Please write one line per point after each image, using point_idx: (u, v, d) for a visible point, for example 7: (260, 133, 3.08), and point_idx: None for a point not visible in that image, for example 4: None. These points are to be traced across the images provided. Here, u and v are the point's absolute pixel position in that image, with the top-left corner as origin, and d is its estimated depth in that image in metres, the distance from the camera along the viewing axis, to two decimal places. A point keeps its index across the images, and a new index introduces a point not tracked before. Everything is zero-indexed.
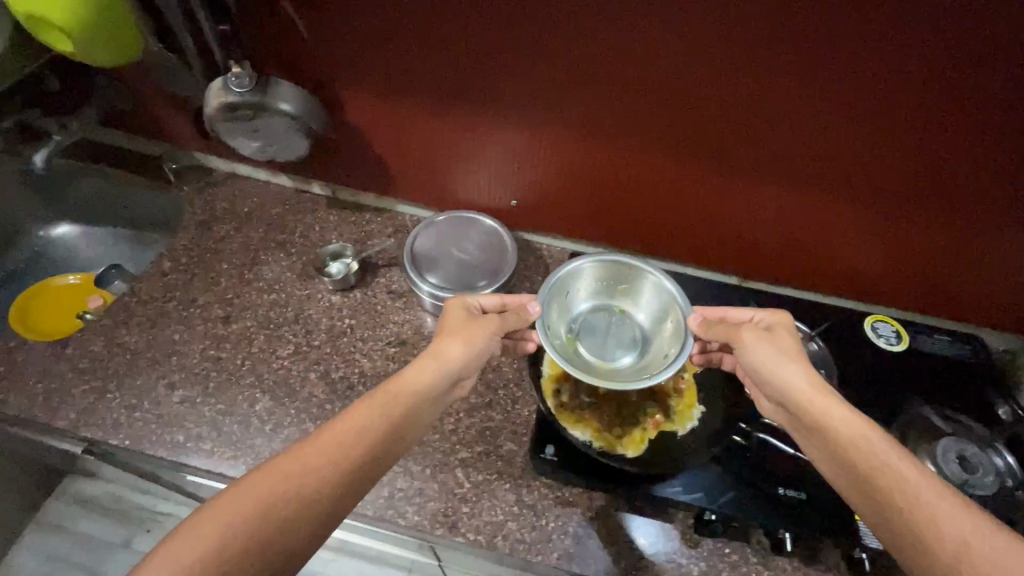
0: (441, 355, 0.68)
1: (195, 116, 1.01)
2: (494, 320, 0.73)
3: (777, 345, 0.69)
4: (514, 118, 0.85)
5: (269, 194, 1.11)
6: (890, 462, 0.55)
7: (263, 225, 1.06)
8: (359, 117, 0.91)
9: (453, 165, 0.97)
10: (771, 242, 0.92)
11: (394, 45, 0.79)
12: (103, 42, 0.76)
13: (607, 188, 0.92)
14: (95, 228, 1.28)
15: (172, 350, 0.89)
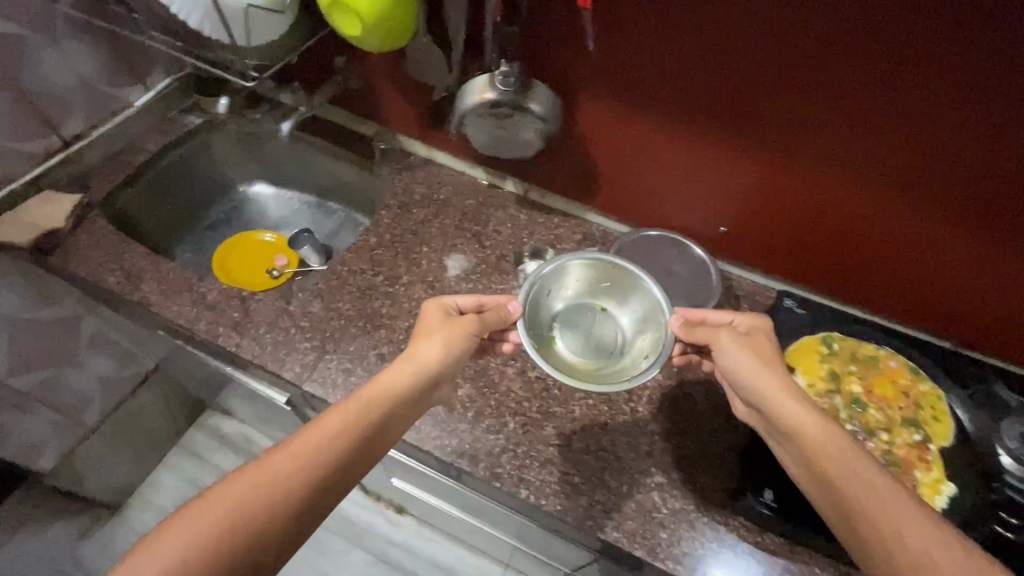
0: (426, 357, 0.74)
1: (419, 102, 1.05)
2: (469, 321, 0.77)
3: (753, 348, 0.74)
4: (754, 146, 0.81)
5: (462, 184, 1.15)
6: (884, 495, 0.59)
7: (458, 214, 1.10)
8: (590, 125, 0.91)
9: (664, 182, 0.95)
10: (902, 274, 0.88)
11: (654, 59, 0.77)
12: (384, 24, 0.80)
13: (743, 200, 0.91)
14: (288, 191, 1.38)
15: (380, 322, 0.94)
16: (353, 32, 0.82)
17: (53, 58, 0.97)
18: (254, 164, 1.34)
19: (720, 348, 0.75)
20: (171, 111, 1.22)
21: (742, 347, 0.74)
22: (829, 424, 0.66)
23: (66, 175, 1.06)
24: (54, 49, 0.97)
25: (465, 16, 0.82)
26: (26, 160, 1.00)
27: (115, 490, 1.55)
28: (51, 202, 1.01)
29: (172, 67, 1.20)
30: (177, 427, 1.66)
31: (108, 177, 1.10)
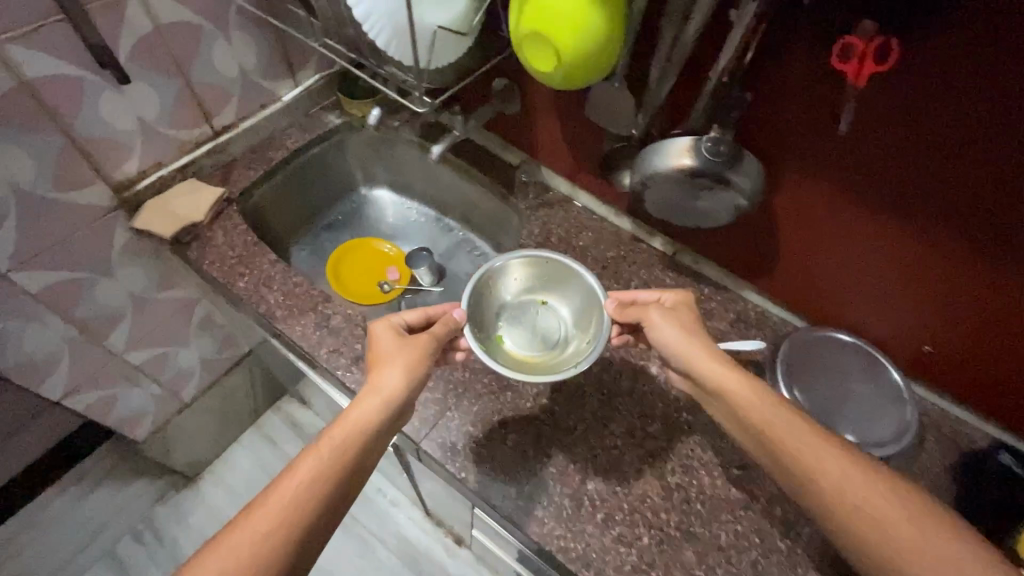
0: (386, 389, 0.73)
1: (581, 142, 0.95)
2: (423, 342, 0.78)
3: (680, 320, 0.78)
4: (1008, 278, 0.65)
5: (604, 233, 1.04)
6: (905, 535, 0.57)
7: (598, 267, 1.00)
8: (788, 207, 0.77)
9: (853, 280, 0.80)
10: None
11: (907, 159, 0.62)
12: (577, 65, 0.70)
13: (903, 293, 0.76)
14: (409, 201, 1.34)
15: (507, 384, 0.86)
16: (547, 71, 0.72)
17: (221, 49, 0.95)
18: (382, 170, 1.30)
19: (700, 351, 0.74)
20: (314, 108, 1.19)
21: (701, 339, 0.76)
22: (786, 411, 0.67)
23: (211, 165, 1.05)
24: (225, 41, 0.95)
25: (675, 71, 0.69)
26: (179, 147, 1.00)
27: (194, 461, 1.58)
28: (196, 193, 1.00)
29: (322, 65, 1.17)
30: (257, 409, 1.68)
31: (248, 171, 1.08)
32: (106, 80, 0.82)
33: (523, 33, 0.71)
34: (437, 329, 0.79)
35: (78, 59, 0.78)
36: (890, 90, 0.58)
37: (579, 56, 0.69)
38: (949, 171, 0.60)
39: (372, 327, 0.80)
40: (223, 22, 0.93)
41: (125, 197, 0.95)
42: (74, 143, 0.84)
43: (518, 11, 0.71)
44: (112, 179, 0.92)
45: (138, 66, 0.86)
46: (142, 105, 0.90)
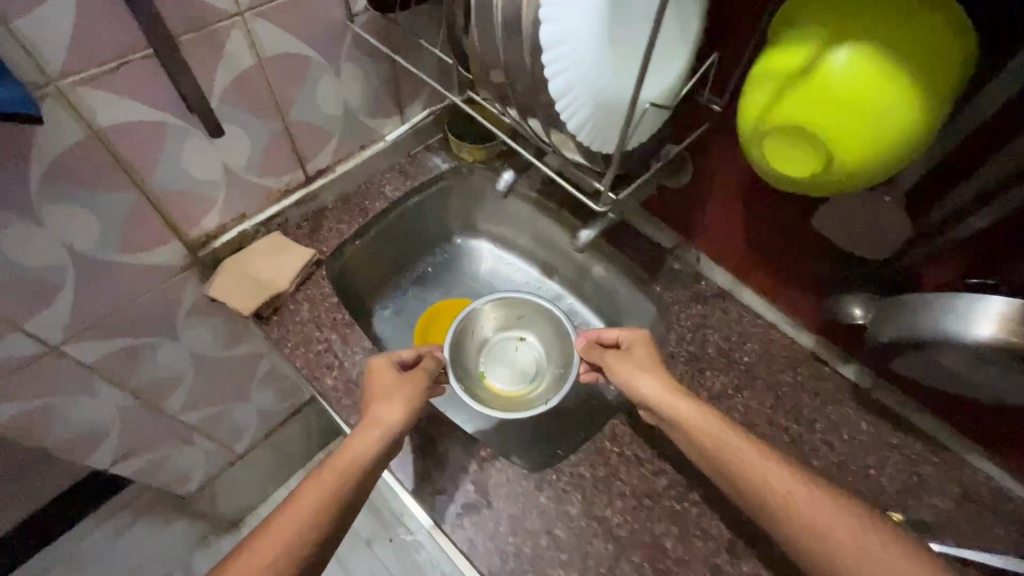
0: (382, 420, 0.64)
1: (772, 238, 0.73)
2: (418, 376, 0.70)
3: (636, 360, 0.69)
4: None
5: (774, 347, 0.82)
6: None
7: (771, 396, 0.77)
8: None
9: None
10: None
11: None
12: (839, 173, 0.48)
13: None
14: (510, 258, 1.14)
15: (662, 566, 0.64)
16: (803, 174, 0.50)
17: (327, 83, 0.78)
18: (484, 221, 1.11)
19: (628, 379, 0.68)
20: (417, 148, 1.00)
21: (635, 365, 0.68)
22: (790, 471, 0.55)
23: (298, 215, 0.88)
24: (332, 73, 0.77)
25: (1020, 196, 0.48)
26: (265, 196, 0.83)
27: (235, 510, 1.44)
28: (280, 253, 0.82)
29: (433, 99, 0.98)
30: (306, 457, 1.52)
31: (339, 224, 0.91)
32: (192, 124, 0.65)
33: (778, 121, 0.48)
34: (426, 364, 0.73)
35: (162, 98, 0.61)
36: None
37: (872, 164, 0.46)
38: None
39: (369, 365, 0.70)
40: (334, 51, 0.75)
41: (200, 255, 0.79)
42: (148, 199, 0.68)
43: (774, 89, 0.48)
44: (187, 236, 0.76)
45: (230, 106, 0.68)
46: (229, 151, 0.73)
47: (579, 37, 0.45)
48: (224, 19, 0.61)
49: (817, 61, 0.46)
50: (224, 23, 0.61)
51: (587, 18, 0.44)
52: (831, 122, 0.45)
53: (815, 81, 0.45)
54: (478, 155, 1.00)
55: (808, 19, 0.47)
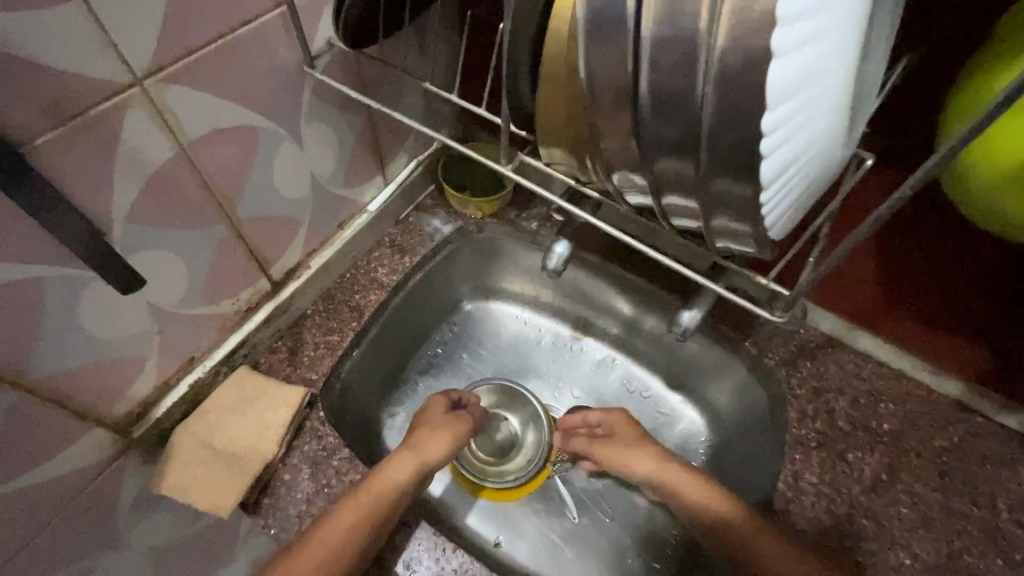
0: (423, 451, 0.59)
1: None
2: (469, 411, 0.65)
3: (623, 441, 0.71)
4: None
5: (915, 402, 0.65)
6: None
7: (935, 474, 0.60)
8: None
9: None
10: None
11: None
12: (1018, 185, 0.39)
13: None
14: (537, 318, 0.90)
15: None
16: None
17: (286, 158, 0.54)
18: (499, 281, 0.88)
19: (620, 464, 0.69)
20: (406, 211, 0.77)
21: (609, 456, 0.70)
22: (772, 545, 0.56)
23: (269, 336, 0.64)
24: (290, 143, 0.53)
25: None
26: (219, 326, 0.58)
27: None
28: (253, 403, 0.58)
29: (416, 145, 0.75)
30: None
31: (326, 334, 0.67)
32: (84, 269, 0.41)
33: None
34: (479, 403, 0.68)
35: (20, 243, 0.36)
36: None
37: None
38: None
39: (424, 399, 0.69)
40: (291, 112, 0.51)
41: (137, 435, 0.54)
42: (37, 395, 0.43)
43: None
44: (111, 416, 0.51)
45: (145, 225, 0.44)
46: (157, 288, 0.48)
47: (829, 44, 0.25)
48: (110, 98, 0.37)
49: None
50: (111, 104, 0.37)
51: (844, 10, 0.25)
52: None
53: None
54: (487, 209, 0.77)
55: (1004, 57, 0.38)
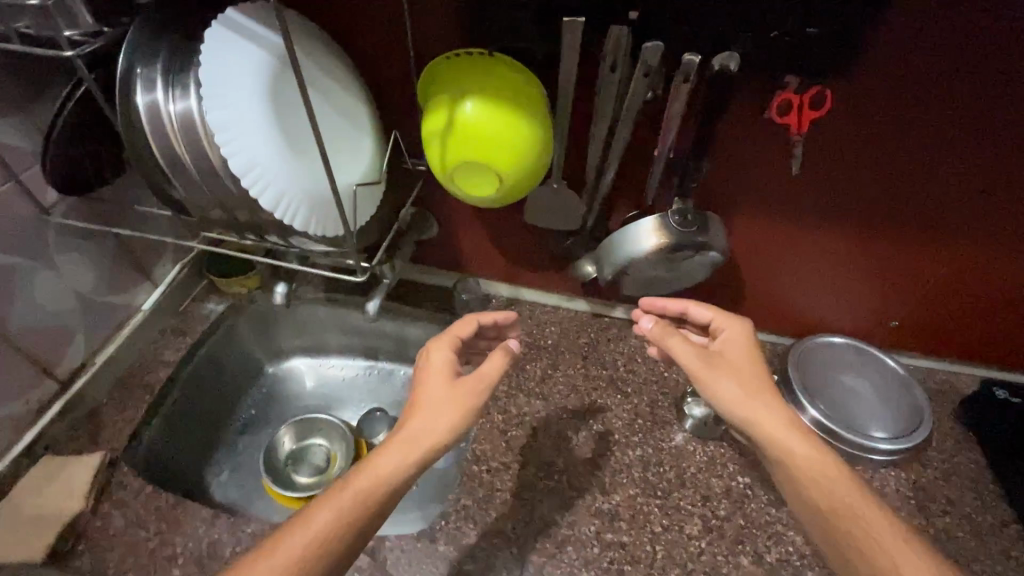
0: (431, 430, 0.58)
1: (512, 245, 0.90)
2: (477, 385, 0.61)
3: (734, 372, 0.62)
4: (982, 234, 0.68)
5: (566, 322, 0.98)
6: (889, 548, 0.52)
7: (579, 360, 0.93)
8: (737, 247, 0.77)
9: (794, 291, 0.82)
10: (989, 303, 0.77)
11: (864, 167, 0.62)
12: (474, 176, 0.64)
13: (830, 279, 0.79)
14: (329, 359, 1.08)
15: (562, 536, 0.72)
16: (492, 194, 0.66)
17: (45, 282, 0.73)
18: (288, 342, 1.05)
19: (704, 378, 0.62)
20: (184, 303, 0.97)
21: (705, 363, 0.63)
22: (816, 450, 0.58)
23: (68, 426, 0.79)
24: (47, 272, 0.73)
25: (632, 165, 0.70)
26: (12, 428, 0.74)
27: None
28: (57, 476, 0.73)
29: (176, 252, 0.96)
30: None
31: (123, 413, 0.83)
32: None
33: (451, 163, 0.63)
34: (485, 368, 0.62)
35: None
36: (853, 109, 0.57)
37: (519, 169, 0.63)
38: (927, 156, 0.60)
39: (426, 352, 0.65)
40: (39, 249, 0.71)
41: None
42: None
43: (441, 139, 0.62)
44: None
45: None
46: None
47: (262, 146, 0.52)
48: None
49: (453, 111, 0.61)
50: None
51: (265, 131, 0.52)
52: (485, 151, 0.61)
53: (461, 128, 0.61)
54: (251, 283, 0.97)
55: (433, 90, 0.62)
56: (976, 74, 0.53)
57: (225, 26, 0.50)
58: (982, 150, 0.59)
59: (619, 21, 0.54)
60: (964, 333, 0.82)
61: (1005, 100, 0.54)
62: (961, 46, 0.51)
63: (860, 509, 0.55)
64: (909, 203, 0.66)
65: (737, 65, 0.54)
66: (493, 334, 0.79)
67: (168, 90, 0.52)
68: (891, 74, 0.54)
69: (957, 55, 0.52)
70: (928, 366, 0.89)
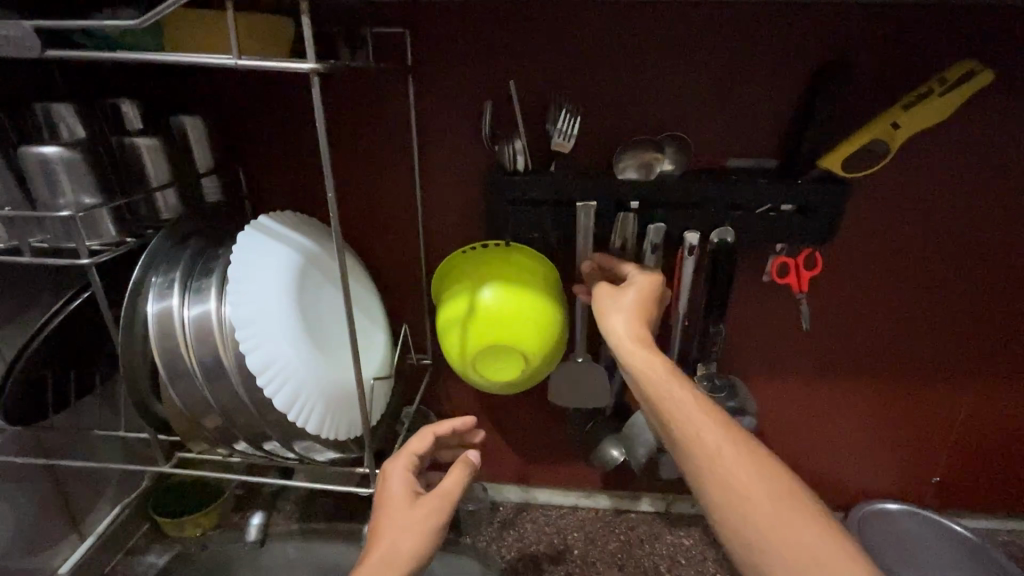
0: (395, 556, 0.48)
1: (524, 435, 0.83)
2: (438, 505, 0.52)
3: (628, 307, 0.54)
4: (986, 374, 0.71)
5: (589, 524, 0.85)
6: (755, 494, 0.41)
7: (616, 570, 0.78)
8: (763, 410, 0.74)
9: (829, 453, 0.78)
10: (1012, 440, 0.75)
11: (859, 318, 0.67)
12: (496, 360, 0.61)
13: (859, 435, 0.76)
14: None
15: None
16: (514, 376, 0.62)
17: None
18: None
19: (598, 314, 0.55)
20: (114, 559, 0.76)
21: (602, 302, 0.56)
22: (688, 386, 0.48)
23: None
24: None
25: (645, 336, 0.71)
26: None
27: None
28: None
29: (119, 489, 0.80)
30: None
31: None
32: None
33: (471, 349, 0.61)
34: (447, 483, 0.53)
35: None
36: (829, 268, 0.64)
37: (540, 348, 0.62)
38: (913, 304, 0.66)
39: (381, 476, 0.56)
40: None
41: None
42: None
43: (461, 326, 0.61)
44: None
45: None
46: None
47: (280, 335, 0.48)
48: None
49: (472, 300, 0.61)
50: None
51: (285, 320, 0.49)
52: (508, 332, 0.60)
53: (480, 315, 0.60)
54: (206, 522, 0.80)
55: (449, 284, 0.63)
56: (916, 229, 0.62)
57: (257, 230, 0.51)
58: (958, 295, 0.66)
59: (623, 209, 0.60)
60: (1002, 480, 0.78)
61: (949, 244, 0.63)
62: (897, 211, 0.61)
63: (694, 415, 0.45)
64: (903, 345, 0.69)
65: (733, 238, 0.59)
66: (469, 439, 0.67)
67: (184, 294, 0.50)
68: (854, 233, 0.63)
69: (900, 213, 0.61)
70: (984, 526, 0.81)
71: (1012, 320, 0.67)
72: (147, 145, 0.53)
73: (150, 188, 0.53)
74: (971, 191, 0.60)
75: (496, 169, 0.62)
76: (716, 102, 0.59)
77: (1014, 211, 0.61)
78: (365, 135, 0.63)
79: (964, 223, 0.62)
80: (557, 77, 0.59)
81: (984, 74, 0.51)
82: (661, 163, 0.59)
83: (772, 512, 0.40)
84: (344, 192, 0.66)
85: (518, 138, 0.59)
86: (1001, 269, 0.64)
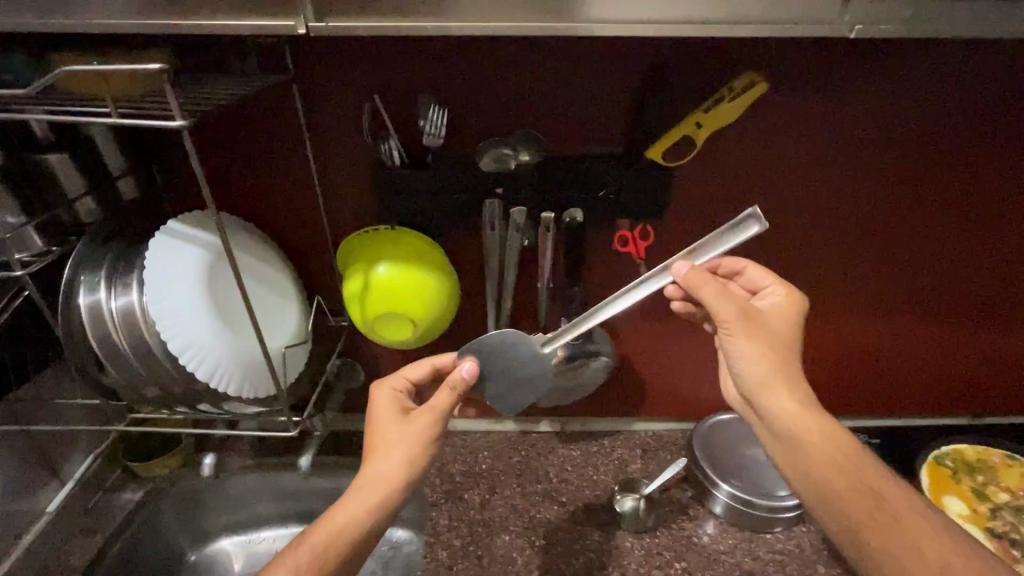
0: (386, 469, 0.60)
1: None
2: (424, 421, 0.63)
3: (778, 332, 0.60)
4: (878, 307, 0.87)
5: (497, 444, 1.03)
6: (921, 526, 0.54)
7: (515, 478, 0.97)
8: None
9: None
10: (820, 363, 0.93)
11: None
12: (391, 324, 0.74)
13: None
14: (260, 533, 0.99)
15: None
16: (407, 337, 0.76)
17: None
18: (215, 522, 0.97)
19: (745, 330, 0.58)
20: (95, 497, 0.91)
21: (748, 318, 0.58)
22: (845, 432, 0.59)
23: None
24: None
25: (525, 294, 0.84)
26: None
27: None
28: None
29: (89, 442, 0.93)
30: None
31: None
32: None
33: (370, 314, 0.74)
34: (434, 399, 0.64)
35: None
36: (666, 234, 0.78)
37: (427, 314, 0.75)
38: (787, 255, 0.81)
39: (372, 392, 0.68)
40: None
41: None
42: None
43: (358, 296, 0.74)
44: None
45: None
46: None
47: (196, 321, 0.60)
48: None
49: (366, 275, 0.73)
50: None
51: (198, 308, 0.61)
52: (398, 301, 0.73)
53: (374, 287, 0.73)
54: (172, 462, 0.94)
55: (349, 261, 0.75)
56: (730, 202, 0.76)
57: (167, 235, 0.61)
58: (820, 246, 0.80)
59: (490, 196, 0.71)
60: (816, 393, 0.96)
61: (757, 212, 0.77)
62: (714, 187, 0.75)
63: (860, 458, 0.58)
64: None
65: (581, 217, 0.73)
66: None
67: (110, 289, 0.61)
68: (682, 207, 0.76)
69: (717, 188, 0.75)
70: None
71: (811, 270, 0.82)
72: (58, 160, 0.60)
73: (69, 200, 0.62)
74: (771, 170, 0.73)
75: (379, 162, 0.71)
76: (562, 100, 0.69)
77: (861, 176, 0.75)
78: (260, 134, 0.71)
79: (784, 197, 0.76)
80: (424, 79, 0.67)
81: (761, 83, 0.64)
82: (515, 157, 0.69)
83: (926, 540, 0.53)
84: (251, 184, 0.74)
85: (393, 137, 0.68)
86: (799, 230, 0.79)
